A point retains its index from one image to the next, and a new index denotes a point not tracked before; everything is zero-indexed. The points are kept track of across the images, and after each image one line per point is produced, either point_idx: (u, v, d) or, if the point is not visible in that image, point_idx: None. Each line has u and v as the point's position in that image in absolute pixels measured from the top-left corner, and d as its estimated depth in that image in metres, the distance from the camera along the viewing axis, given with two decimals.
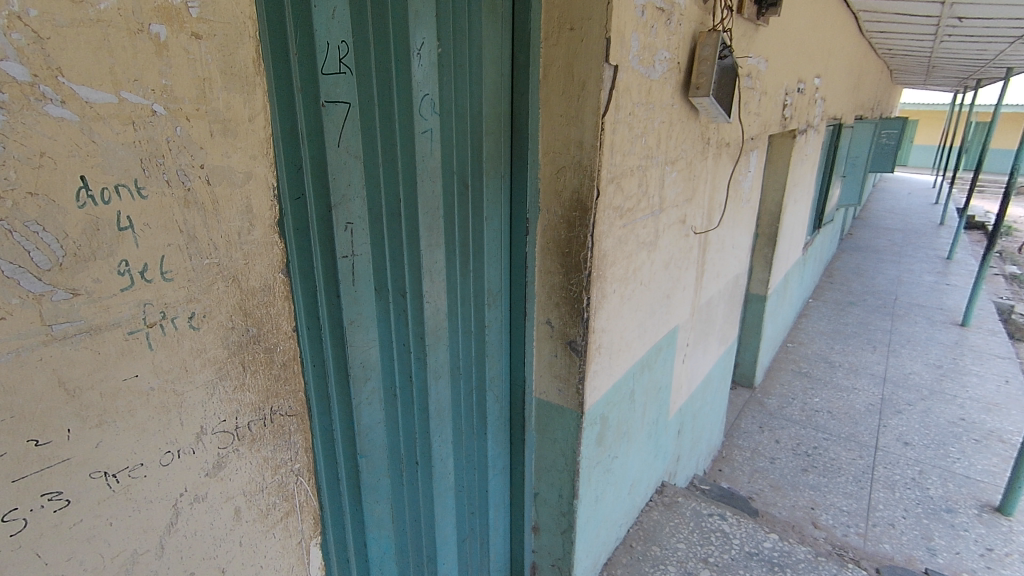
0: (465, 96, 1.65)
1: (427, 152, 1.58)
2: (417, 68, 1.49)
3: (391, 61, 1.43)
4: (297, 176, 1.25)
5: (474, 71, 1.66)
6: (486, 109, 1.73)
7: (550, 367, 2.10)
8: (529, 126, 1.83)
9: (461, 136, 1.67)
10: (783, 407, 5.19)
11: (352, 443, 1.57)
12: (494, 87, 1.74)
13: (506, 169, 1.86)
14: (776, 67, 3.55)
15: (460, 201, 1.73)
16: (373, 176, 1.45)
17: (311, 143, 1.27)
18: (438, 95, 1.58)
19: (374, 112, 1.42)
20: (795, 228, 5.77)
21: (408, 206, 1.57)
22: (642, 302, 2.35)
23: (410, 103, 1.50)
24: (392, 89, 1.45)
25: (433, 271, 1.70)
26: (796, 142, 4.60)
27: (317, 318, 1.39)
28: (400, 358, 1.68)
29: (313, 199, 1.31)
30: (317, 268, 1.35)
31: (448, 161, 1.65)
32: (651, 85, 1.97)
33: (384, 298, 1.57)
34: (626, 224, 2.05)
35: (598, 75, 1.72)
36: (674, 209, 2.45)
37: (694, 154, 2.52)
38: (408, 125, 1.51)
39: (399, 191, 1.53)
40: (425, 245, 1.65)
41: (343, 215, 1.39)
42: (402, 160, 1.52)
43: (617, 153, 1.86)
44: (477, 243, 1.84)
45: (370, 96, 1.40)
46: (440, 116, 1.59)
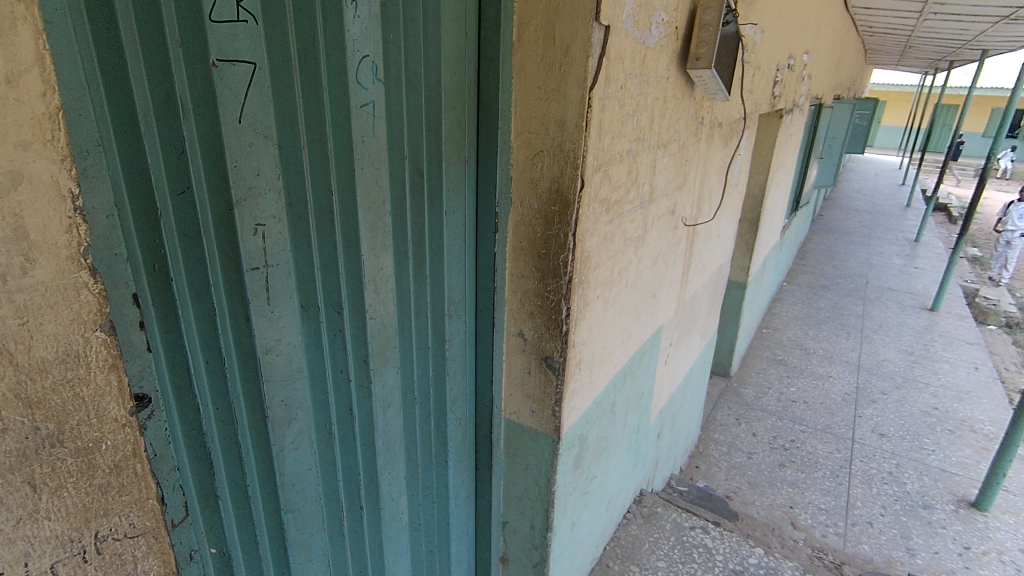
0: (416, 59, 1.29)
1: (369, 132, 1.23)
2: (353, 19, 1.12)
3: (319, 8, 1.06)
4: (178, 163, 0.90)
5: (430, 28, 1.30)
6: (445, 78, 1.37)
7: (522, 386, 1.80)
8: (498, 100, 1.49)
9: (413, 112, 1.32)
10: (760, 397, 5.05)
11: (275, 499, 1.25)
12: (456, 50, 1.38)
13: (472, 153, 1.53)
14: (769, 39, 3.25)
15: (412, 193, 1.39)
16: (296, 161, 1.10)
17: (201, 118, 0.91)
18: (382, 58, 1.22)
19: (293, 77, 1.05)
20: (775, 212, 5.57)
21: (342, 201, 1.22)
22: (626, 305, 2.06)
23: (345, 66, 1.13)
24: (319, 46, 1.08)
25: (379, 279, 1.37)
26: (782, 122, 4.33)
27: (215, 350, 1.04)
28: (338, 389, 1.35)
29: (208, 197, 0.96)
30: (217, 286, 1.01)
31: (396, 142, 1.31)
32: (646, 53, 1.64)
33: (315, 316, 1.24)
34: (613, 219, 1.74)
35: (587, 37, 1.37)
36: (664, 198, 2.15)
37: (687, 136, 2.21)
38: (344, 96, 1.15)
39: (332, 183, 1.18)
40: (366, 247, 1.30)
41: (250, 215, 1.04)
42: (334, 142, 1.16)
43: (605, 136, 1.54)
44: (435, 243, 1.51)
45: (287, 54, 1.03)
46: (384, 85, 1.24)
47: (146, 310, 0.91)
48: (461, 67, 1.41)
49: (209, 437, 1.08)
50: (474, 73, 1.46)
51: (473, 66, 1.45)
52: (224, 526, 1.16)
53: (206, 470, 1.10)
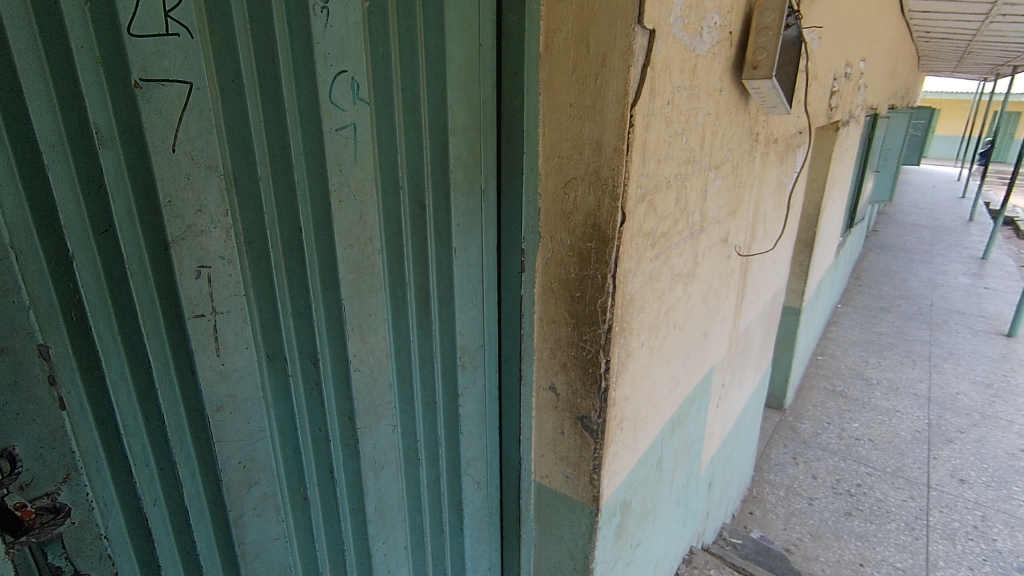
0: (409, 77, 1.13)
1: (349, 159, 1.06)
2: (325, 31, 0.96)
3: (281, 19, 0.91)
4: (96, 198, 0.80)
5: (430, 39, 1.13)
6: (455, 96, 1.19)
7: (554, 447, 1.56)
8: (516, 119, 1.27)
9: (408, 135, 1.15)
10: (818, 433, 4.64)
11: (234, 570, 1.09)
12: (468, 63, 1.19)
13: (491, 181, 1.33)
14: (827, 46, 2.96)
15: (408, 226, 1.21)
16: (252, 194, 0.96)
17: (125, 148, 0.81)
18: (366, 75, 1.06)
19: (248, 99, 0.91)
20: (830, 231, 5.17)
21: (315, 238, 1.06)
22: (674, 350, 1.80)
23: (315, 84, 0.97)
24: (281, 62, 0.93)
25: (366, 324, 1.19)
26: (839, 135, 3.98)
27: (150, 408, 0.92)
28: (316, 448, 1.18)
29: (136, 234, 0.85)
30: (150, 335, 0.89)
31: (385, 169, 1.14)
32: (697, 62, 1.40)
33: (283, 369, 1.08)
34: (659, 254, 1.49)
35: (628, 44, 1.14)
36: (716, 225, 1.89)
37: (741, 155, 1.95)
38: (314, 118, 0.99)
39: (301, 218, 1.02)
40: (346, 291, 1.13)
41: (191, 255, 0.90)
42: (303, 171, 1.01)
43: (650, 159, 1.30)
44: (443, 285, 1.31)
45: (241, 73, 0.90)
46: (368, 106, 1.08)
47: (58, 364, 0.81)
48: (474, 83, 1.22)
49: (147, 500, 0.95)
50: (494, 89, 1.27)
51: (493, 82, 1.26)
52: None
53: (144, 536, 0.97)
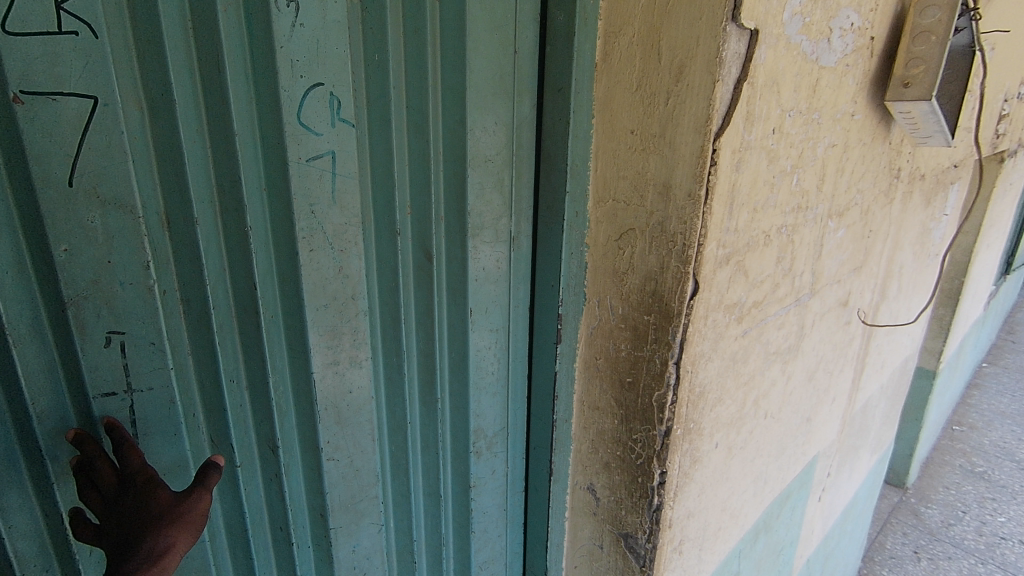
0: (415, 92, 0.87)
1: (324, 197, 0.82)
2: (292, 31, 0.73)
3: (228, 15, 0.70)
4: None
5: (444, 45, 0.87)
6: (477, 117, 0.91)
7: (592, 561, 1.23)
8: (562, 150, 0.97)
9: (412, 167, 0.90)
10: (950, 525, 3.82)
11: None
12: (495, 76, 0.91)
13: (524, 227, 1.04)
14: (1002, 57, 2.35)
15: (409, 280, 0.96)
16: (188, 238, 0.75)
17: (8, 178, 0.62)
18: (356, 90, 0.82)
19: (186, 118, 0.71)
20: (982, 280, 4.30)
21: (278, 294, 0.84)
22: (763, 443, 1.40)
23: (278, 100, 0.75)
24: (229, 72, 0.72)
25: (344, 405, 0.94)
26: (1004, 166, 3.25)
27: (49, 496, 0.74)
28: (276, 546, 0.95)
29: (23, 289, 0.66)
30: (47, 412, 0.71)
31: (380, 210, 0.89)
32: (819, 78, 1.02)
33: (231, 452, 0.86)
34: (747, 331, 1.12)
35: (716, 50, 0.80)
36: (834, 286, 1.47)
37: (875, 197, 1.51)
38: (278, 144, 0.77)
39: (257, 269, 0.80)
40: (316, 363, 0.88)
41: (97, 319, 0.71)
42: (259, 210, 0.79)
43: (741, 208, 0.94)
44: (454, 350, 1.04)
45: (173, 84, 0.69)
46: (357, 129, 0.84)
47: None
48: (504, 102, 0.94)
49: None
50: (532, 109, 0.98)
51: (533, 102, 0.97)
52: None
53: None
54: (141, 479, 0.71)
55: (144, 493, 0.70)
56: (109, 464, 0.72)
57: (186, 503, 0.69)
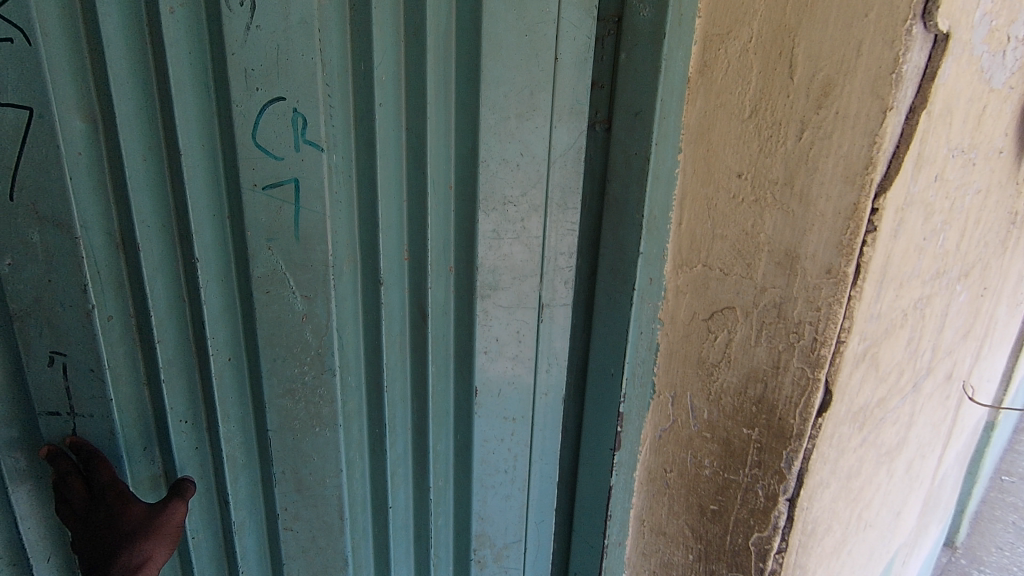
0: (429, 109, 0.63)
1: (288, 244, 0.59)
2: (246, 35, 0.51)
3: (177, 15, 0.50)
4: None
5: (454, 47, 0.62)
6: (493, 145, 0.65)
7: None
8: (636, 196, 0.70)
9: (400, 206, 0.65)
10: None
11: None
12: (518, 89, 0.64)
13: (552, 291, 0.75)
14: None
15: (394, 355, 0.70)
16: (135, 278, 0.55)
17: None
18: (330, 104, 0.57)
19: (126, 134, 0.51)
20: None
21: (246, 366, 0.62)
22: (857, 557, 1.11)
23: (224, 111, 0.53)
24: (170, 79, 0.51)
25: (312, 511, 0.69)
26: None
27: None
28: None
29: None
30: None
31: (364, 263, 0.65)
32: (987, 104, 0.75)
33: (181, 552, 0.66)
34: (868, 437, 0.84)
35: (890, 63, 0.54)
36: (946, 360, 1.18)
37: (994, 251, 1.23)
38: (223, 171, 0.55)
39: (212, 331, 0.59)
40: (273, 422, 0.64)
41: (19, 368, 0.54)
42: (214, 260, 0.57)
43: (889, 288, 0.68)
44: (459, 434, 0.77)
45: (111, 93, 0.50)
46: (328, 157, 0.59)
47: None
48: (536, 125, 0.67)
49: None
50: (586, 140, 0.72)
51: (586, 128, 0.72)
52: None
53: None
54: (112, 495, 0.55)
55: (115, 510, 0.55)
56: (81, 477, 0.55)
57: (161, 517, 0.56)
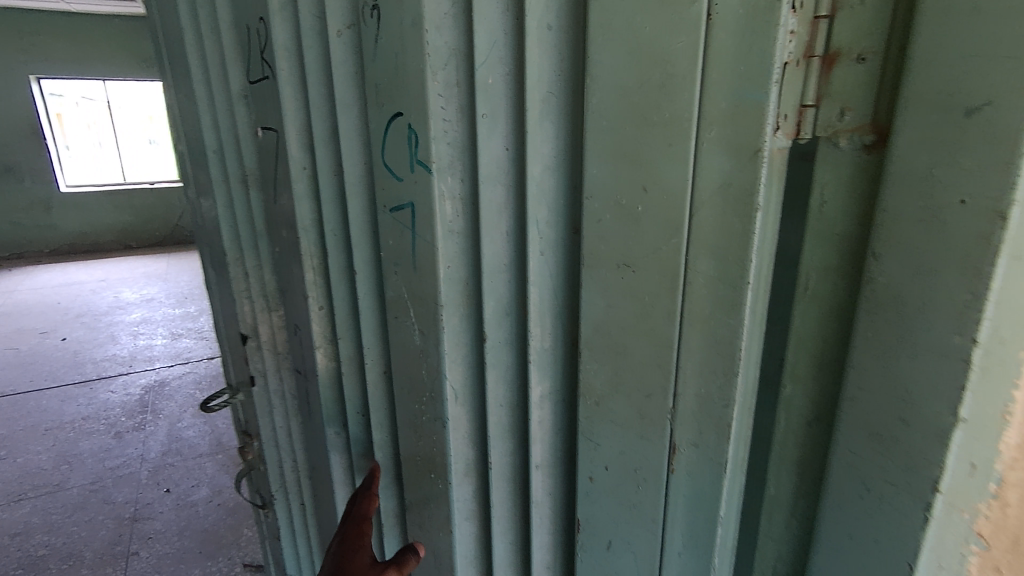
0: (538, 128, 0.55)
1: (407, 257, 0.70)
2: (374, 48, 0.64)
3: (342, 38, 0.69)
4: (259, 211, 1.02)
5: (566, 39, 0.52)
6: (604, 177, 0.50)
7: None
8: (957, 305, 0.35)
9: (507, 244, 0.61)
10: None
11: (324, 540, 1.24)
12: (639, 84, 0.46)
13: (691, 408, 0.52)
14: None
15: (495, 387, 0.68)
16: (325, 257, 0.86)
17: (263, 169, 0.97)
18: (445, 124, 0.60)
19: (320, 150, 0.78)
20: None
21: (377, 341, 0.82)
22: None
23: (368, 131, 0.70)
24: (340, 104, 0.72)
25: (422, 474, 0.81)
26: None
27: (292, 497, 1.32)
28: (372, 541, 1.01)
29: (272, 249, 1.03)
30: (285, 340, 1.10)
31: (466, 280, 0.66)
32: None
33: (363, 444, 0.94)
34: None
35: None
36: None
37: None
38: (369, 184, 0.72)
39: (360, 298, 0.81)
40: (403, 412, 0.80)
41: (296, 284, 0.96)
42: (361, 248, 0.77)
43: None
44: (556, 513, 0.69)
45: (313, 119, 0.77)
46: (438, 176, 0.62)
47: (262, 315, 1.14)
48: (676, 145, 0.45)
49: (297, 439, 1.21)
50: (770, 171, 0.43)
51: (779, 160, 0.43)
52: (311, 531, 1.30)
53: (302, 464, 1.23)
54: (354, 528, 0.79)
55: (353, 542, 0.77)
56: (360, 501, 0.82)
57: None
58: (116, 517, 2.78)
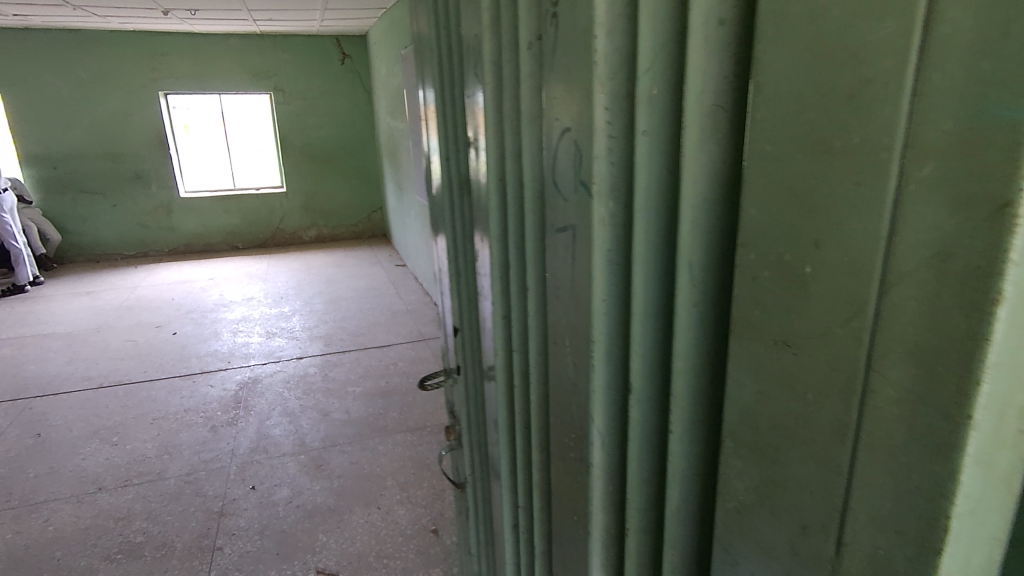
0: (696, 152, 0.43)
1: (576, 283, 0.63)
2: (555, 59, 0.60)
3: (533, 50, 0.63)
4: (460, 216, 0.98)
5: (738, 39, 0.40)
6: (765, 217, 0.39)
7: None
8: None
9: (647, 287, 0.51)
10: None
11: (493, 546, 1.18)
12: (819, 97, 0.34)
13: (861, 564, 0.37)
14: None
15: (631, 449, 0.58)
16: (501, 273, 0.80)
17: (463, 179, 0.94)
18: (608, 142, 0.51)
19: (509, 167, 0.72)
20: None
21: (538, 365, 0.77)
22: None
23: (547, 148, 0.64)
24: (527, 118, 0.66)
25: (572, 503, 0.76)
26: None
27: (470, 499, 1.29)
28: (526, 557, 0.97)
29: (462, 249, 1.01)
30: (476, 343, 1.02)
31: (618, 324, 0.57)
32: None
33: (526, 461, 0.88)
34: None
35: None
36: None
37: None
38: (539, 200, 0.67)
39: (532, 321, 0.75)
40: (556, 431, 0.76)
41: (484, 294, 0.93)
42: (535, 273, 0.72)
43: None
44: None
45: (503, 136, 0.72)
46: (596, 201, 0.54)
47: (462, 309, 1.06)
48: (866, 185, 0.32)
49: (480, 438, 1.14)
50: None
51: None
52: (484, 534, 1.24)
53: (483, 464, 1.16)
54: None
55: None
56: None
57: None
58: (205, 509, 2.81)
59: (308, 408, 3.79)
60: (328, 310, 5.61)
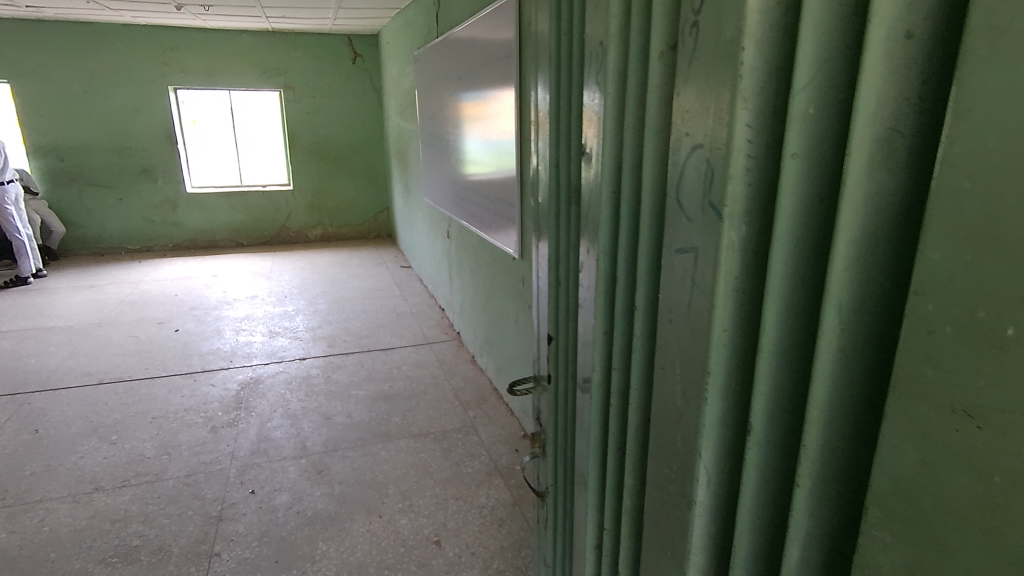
0: (868, 175, 0.44)
1: (696, 290, 0.64)
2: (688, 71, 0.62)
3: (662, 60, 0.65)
4: (564, 220, 1.00)
5: (919, 59, 0.41)
6: (946, 246, 0.40)
7: None
8: None
9: (774, 304, 0.54)
10: None
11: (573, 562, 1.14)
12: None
13: None
14: None
15: (746, 465, 0.60)
16: (608, 278, 0.83)
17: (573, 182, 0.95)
18: (746, 161, 0.54)
19: (629, 174, 0.74)
20: None
21: (641, 371, 0.78)
22: None
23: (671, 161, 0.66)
24: (655, 127, 0.68)
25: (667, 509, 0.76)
26: None
27: (551, 509, 1.26)
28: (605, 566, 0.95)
29: (562, 253, 1.02)
30: (574, 348, 1.03)
31: (742, 343, 0.59)
32: None
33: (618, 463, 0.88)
34: None
35: None
36: None
37: None
38: (658, 211, 0.70)
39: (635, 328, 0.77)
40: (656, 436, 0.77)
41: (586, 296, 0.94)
42: (646, 281, 0.74)
43: None
44: None
45: (624, 144, 0.74)
46: (728, 220, 0.57)
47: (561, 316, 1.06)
48: None
49: (570, 446, 1.13)
50: None
51: None
52: (565, 547, 1.21)
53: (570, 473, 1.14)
54: None
55: None
56: None
57: None
58: (203, 514, 2.74)
59: (311, 410, 3.72)
60: (330, 310, 5.53)
